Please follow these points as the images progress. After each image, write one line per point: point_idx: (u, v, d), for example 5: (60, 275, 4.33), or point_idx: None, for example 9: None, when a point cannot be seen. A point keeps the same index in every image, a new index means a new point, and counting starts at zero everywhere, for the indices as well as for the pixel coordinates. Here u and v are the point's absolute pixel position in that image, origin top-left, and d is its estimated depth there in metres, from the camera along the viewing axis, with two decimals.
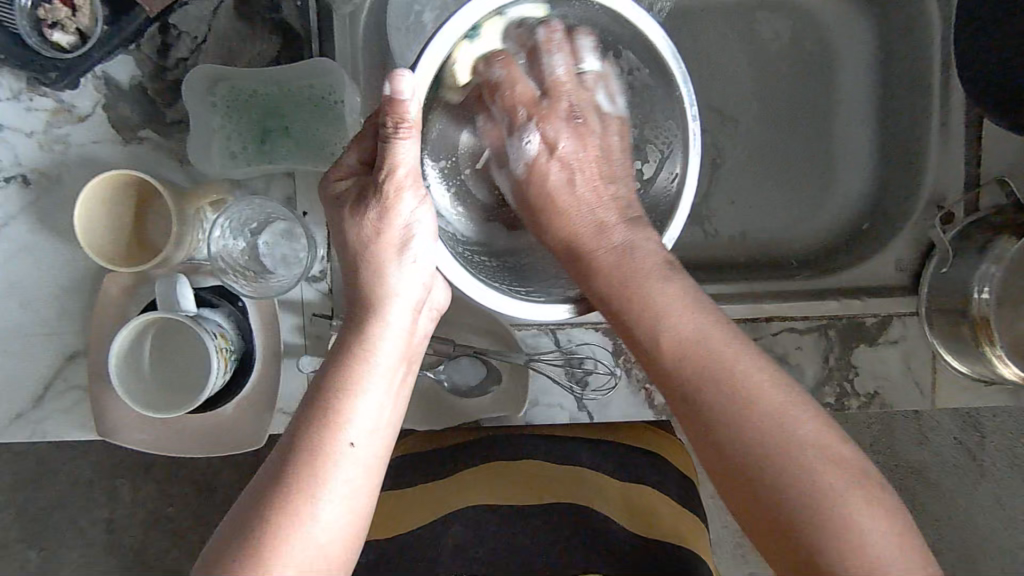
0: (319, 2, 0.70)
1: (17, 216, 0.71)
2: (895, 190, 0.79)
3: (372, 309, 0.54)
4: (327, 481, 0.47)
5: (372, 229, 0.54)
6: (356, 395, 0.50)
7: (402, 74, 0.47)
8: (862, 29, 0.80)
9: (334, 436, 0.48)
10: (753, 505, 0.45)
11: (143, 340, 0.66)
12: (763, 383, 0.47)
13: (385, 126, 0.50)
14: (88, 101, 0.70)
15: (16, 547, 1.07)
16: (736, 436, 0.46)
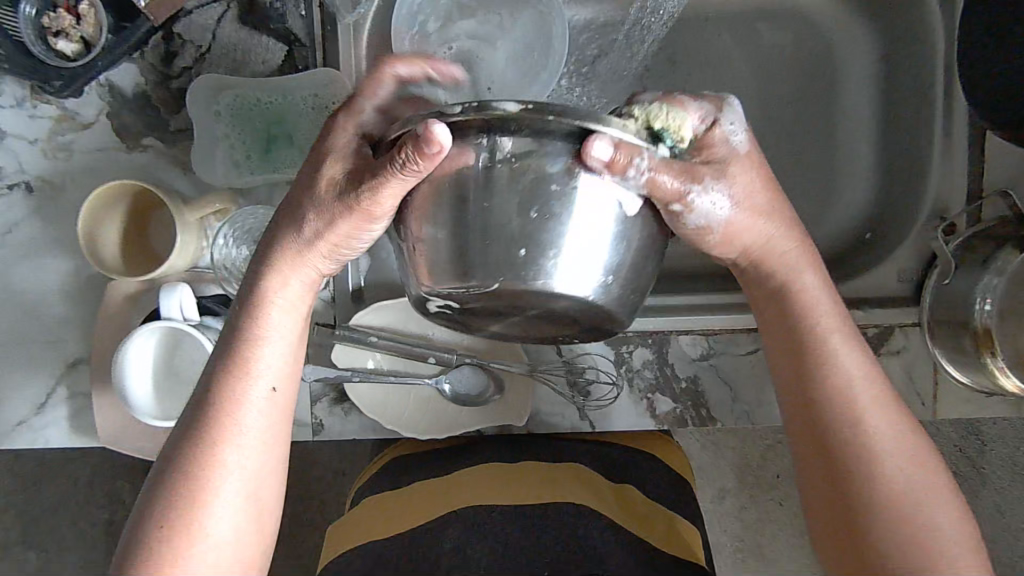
0: (323, 11, 0.70)
1: (21, 222, 0.71)
2: (897, 199, 0.79)
3: (282, 255, 0.53)
4: (238, 428, 0.51)
5: (334, 213, 0.50)
6: (260, 343, 0.52)
7: (440, 127, 0.41)
8: (865, 40, 0.81)
9: (243, 384, 0.52)
10: (833, 493, 0.51)
11: (135, 355, 0.65)
12: (874, 395, 0.53)
13: (393, 158, 0.44)
14: (92, 109, 0.70)
15: (16, 548, 1.07)
16: (847, 427, 0.52)
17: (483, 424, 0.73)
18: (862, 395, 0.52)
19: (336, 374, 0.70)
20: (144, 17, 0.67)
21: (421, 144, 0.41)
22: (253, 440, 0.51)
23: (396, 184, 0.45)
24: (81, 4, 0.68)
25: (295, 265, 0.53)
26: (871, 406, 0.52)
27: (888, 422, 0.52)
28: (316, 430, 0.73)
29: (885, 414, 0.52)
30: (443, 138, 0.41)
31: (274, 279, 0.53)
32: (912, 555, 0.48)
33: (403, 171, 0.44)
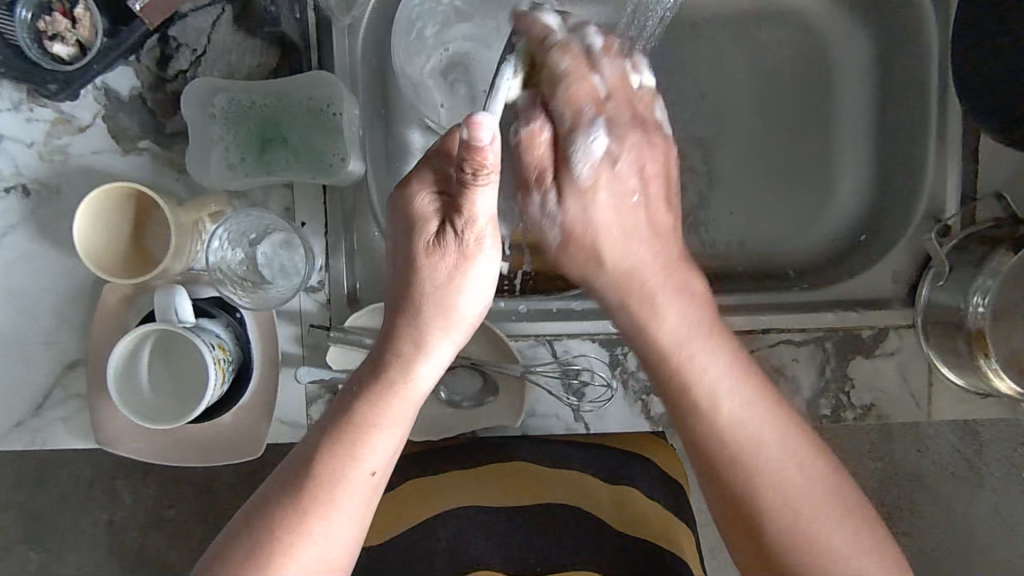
0: (318, 17, 0.71)
1: (17, 225, 0.71)
2: (892, 201, 0.79)
3: (416, 339, 0.52)
4: (337, 505, 0.50)
5: (445, 271, 0.50)
6: (378, 428, 0.51)
7: (481, 121, 0.43)
8: (860, 41, 0.81)
9: (353, 465, 0.50)
10: (730, 512, 0.52)
11: (132, 372, 0.65)
12: (741, 401, 0.52)
13: (463, 172, 0.46)
14: (88, 112, 0.70)
15: (17, 547, 1.08)
16: (715, 444, 0.52)
17: (474, 426, 0.73)
18: (726, 402, 0.52)
19: (332, 375, 0.70)
20: (140, 20, 0.67)
21: (474, 154, 0.44)
22: (349, 516, 0.51)
23: (483, 197, 0.47)
24: (76, 8, 0.68)
25: (424, 341, 0.52)
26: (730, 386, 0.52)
27: (744, 399, 0.52)
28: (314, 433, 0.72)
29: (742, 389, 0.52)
30: (490, 133, 0.43)
31: (406, 358, 0.52)
32: (796, 556, 0.50)
33: (480, 185, 0.46)
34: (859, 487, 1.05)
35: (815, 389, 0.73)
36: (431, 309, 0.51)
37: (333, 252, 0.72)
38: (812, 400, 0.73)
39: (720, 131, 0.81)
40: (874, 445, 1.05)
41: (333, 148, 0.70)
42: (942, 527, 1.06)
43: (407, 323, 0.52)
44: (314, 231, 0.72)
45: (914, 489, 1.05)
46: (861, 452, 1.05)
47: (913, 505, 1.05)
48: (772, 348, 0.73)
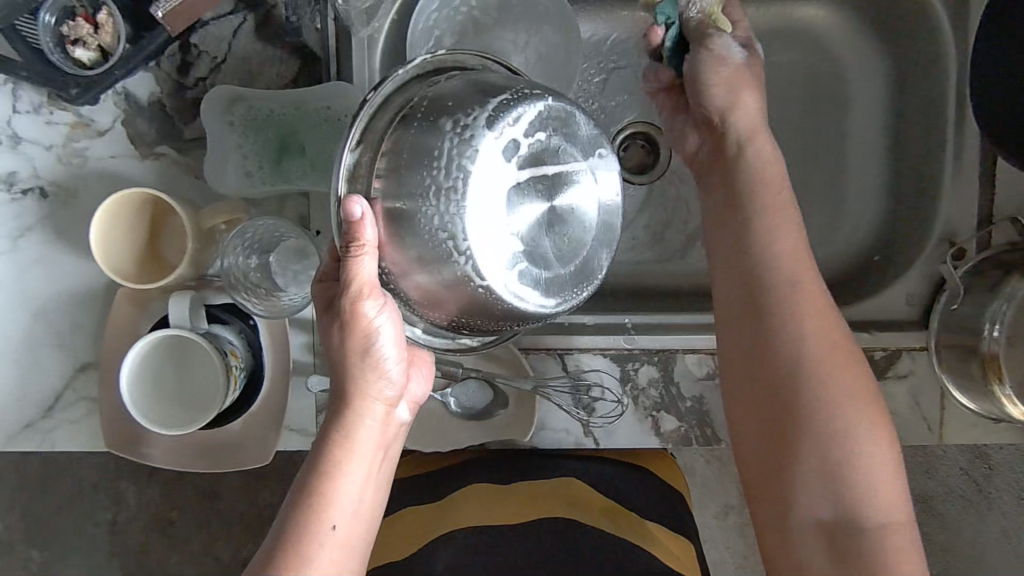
0: (337, 27, 0.70)
1: (33, 228, 0.72)
2: (907, 223, 0.78)
3: (351, 401, 0.53)
4: (310, 570, 0.49)
5: (338, 336, 0.53)
6: (336, 484, 0.51)
7: (354, 200, 0.48)
8: (877, 62, 0.80)
9: (317, 527, 0.50)
10: (778, 384, 0.54)
11: (136, 382, 0.65)
12: (808, 303, 0.55)
13: (341, 248, 0.49)
14: (107, 117, 0.71)
15: (20, 546, 1.08)
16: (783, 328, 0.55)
17: (483, 439, 0.73)
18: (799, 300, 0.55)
19: None
20: (163, 26, 0.67)
21: (349, 225, 0.48)
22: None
23: (362, 264, 0.49)
24: (99, 13, 0.67)
25: (358, 408, 0.53)
26: (806, 274, 0.56)
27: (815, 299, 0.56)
28: None
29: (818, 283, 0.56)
30: (361, 206, 0.48)
31: (347, 423, 0.53)
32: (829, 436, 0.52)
33: (357, 255, 0.49)
34: None
35: None
36: (358, 380, 0.53)
37: None
38: None
39: None
40: None
41: None
42: (949, 550, 1.05)
43: (340, 400, 0.53)
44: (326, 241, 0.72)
45: (922, 511, 1.04)
46: None
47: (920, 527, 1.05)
48: None
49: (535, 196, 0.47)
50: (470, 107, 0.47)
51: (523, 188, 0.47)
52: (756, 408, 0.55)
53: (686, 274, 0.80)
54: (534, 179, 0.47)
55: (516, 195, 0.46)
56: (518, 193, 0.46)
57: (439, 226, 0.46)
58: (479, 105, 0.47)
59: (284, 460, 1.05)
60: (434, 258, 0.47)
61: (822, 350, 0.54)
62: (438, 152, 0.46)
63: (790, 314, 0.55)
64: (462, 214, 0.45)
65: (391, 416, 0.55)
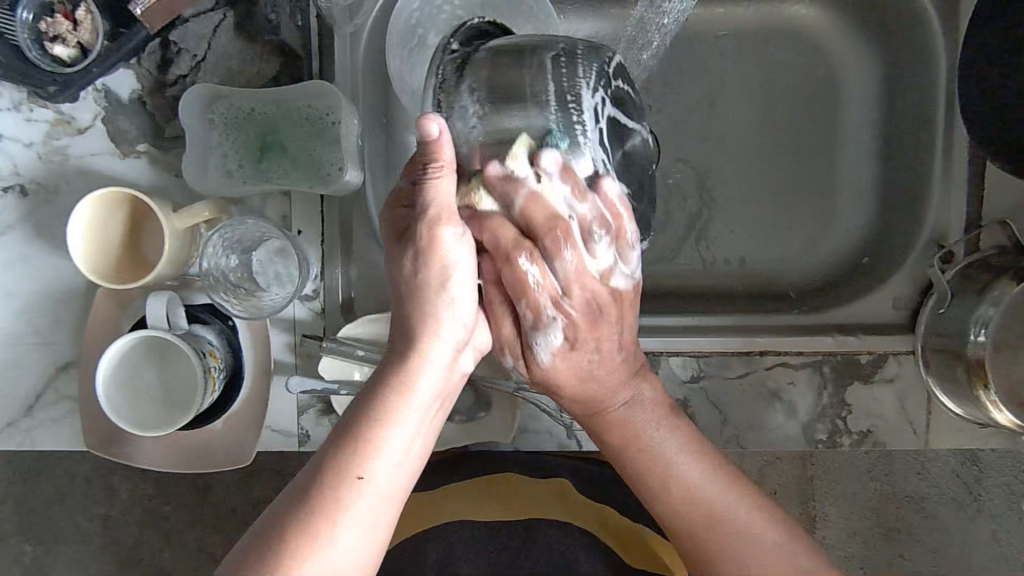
0: (321, 24, 0.70)
1: (14, 225, 0.72)
2: (895, 224, 0.78)
3: (418, 339, 0.54)
4: (343, 513, 0.48)
5: (409, 267, 0.54)
6: (390, 425, 0.51)
7: (428, 118, 0.50)
8: (868, 61, 0.80)
9: (360, 466, 0.49)
10: None
11: (119, 387, 0.65)
12: (697, 475, 0.58)
13: (420, 169, 0.51)
14: (88, 114, 0.71)
15: (12, 540, 1.08)
16: (673, 508, 0.58)
17: (471, 440, 0.72)
18: (706, 494, 0.57)
19: (322, 386, 0.69)
20: (141, 24, 0.66)
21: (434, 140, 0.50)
22: (354, 528, 0.48)
23: (441, 186, 0.51)
24: (78, 10, 0.67)
25: (421, 348, 0.54)
26: (677, 451, 0.59)
27: (701, 466, 0.59)
28: (303, 440, 0.72)
29: (689, 461, 0.59)
30: (436, 124, 0.50)
31: (410, 366, 0.53)
32: None
33: (436, 174, 0.51)
34: (857, 507, 1.04)
35: (811, 414, 0.73)
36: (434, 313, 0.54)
37: (328, 261, 0.72)
38: (807, 426, 0.73)
39: (723, 148, 0.80)
40: (874, 466, 1.03)
41: (330, 157, 0.69)
42: (940, 551, 1.04)
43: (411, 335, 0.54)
44: (309, 239, 0.72)
45: (913, 512, 1.04)
46: (861, 472, 1.03)
47: (911, 528, 1.04)
48: (769, 371, 0.73)
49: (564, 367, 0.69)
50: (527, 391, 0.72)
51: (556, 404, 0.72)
52: None
53: (673, 275, 0.80)
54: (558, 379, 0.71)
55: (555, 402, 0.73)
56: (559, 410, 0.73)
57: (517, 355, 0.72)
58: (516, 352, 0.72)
59: (272, 455, 1.05)
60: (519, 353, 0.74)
61: (717, 506, 0.57)
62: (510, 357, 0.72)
63: (662, 489, 0.58)
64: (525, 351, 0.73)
65: (456, 366, 0.56)
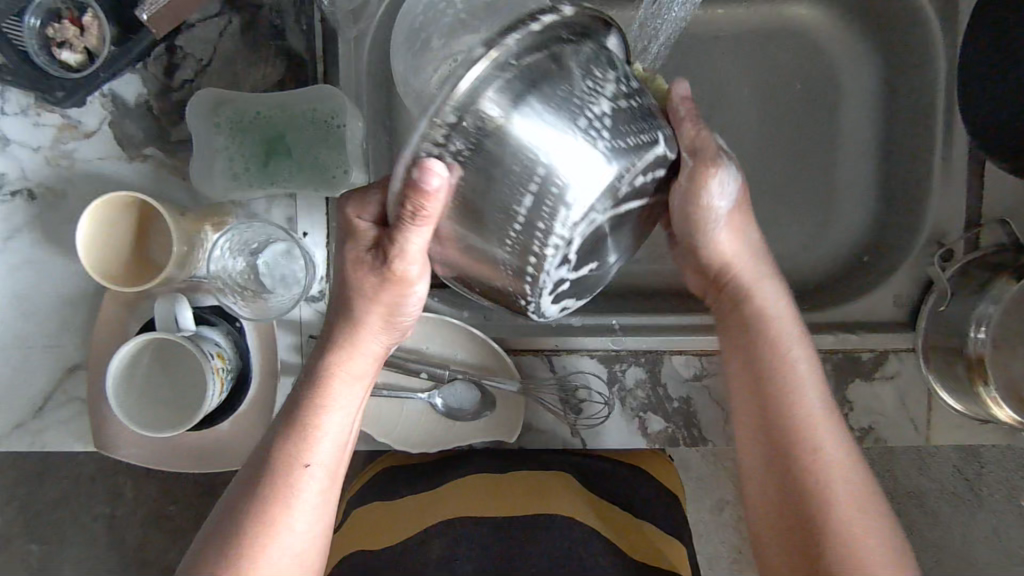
0: (325, 28, 0.71)
1: (23, 228, 0.73)
2: (896, 222, 0.78)
3: (351, 335, 0.55)
4: (297, 502, 0.52)
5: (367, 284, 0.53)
6: (328, 413, 0.54)
7: (432, 162, 0.42)
8: (869, 60, 0.80)
9: (305, 456, 0.53)
10: (796, 517, 0.54)
11: (127, 388, 0.66)
12: (819, 406, 0.56)
13: (402, 212, 0.45)
14: (94, 118, 0.71)
15: (18, 540, 1.08)
16: (786, 419, 0.56)
17: (470, 439, 0.73)
18: (818, 415, 0.56)
19: None
20: (147, 29, 0.67)
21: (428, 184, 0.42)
22: (307, 515, 0.52)
23: (419, 233, 0.47)
24: (85, 16, 0.68)
25: (357, 342, 0.55)
26: (810, 379, 0.57)
27: (819, 395, 0.57)
28: None
29: (822, 394, 0.57)
30: (439, 175, 0.42)
31: (344, 357, 0.55)
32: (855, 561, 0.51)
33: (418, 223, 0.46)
34: None
35: None
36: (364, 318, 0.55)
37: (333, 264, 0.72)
38: None
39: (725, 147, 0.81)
40: (875, 461, 1.04)
41: (335, 160, 0.71)
42: (941, 546, 1.05)
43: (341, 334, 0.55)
44: (314, 241, 0.72)
45: (913, 507, 1.05)
46: None
47: (912, 522, 1.05)
48: None
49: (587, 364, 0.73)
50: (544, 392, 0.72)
51: (572, 410, 0.73)
52: (767, 527, 0.56)
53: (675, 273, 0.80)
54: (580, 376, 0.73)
55: (569, 406, 0.73)
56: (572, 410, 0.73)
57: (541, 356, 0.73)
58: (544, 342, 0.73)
59: None
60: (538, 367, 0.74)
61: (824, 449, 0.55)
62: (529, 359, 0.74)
63: (784, 396, 0.56)
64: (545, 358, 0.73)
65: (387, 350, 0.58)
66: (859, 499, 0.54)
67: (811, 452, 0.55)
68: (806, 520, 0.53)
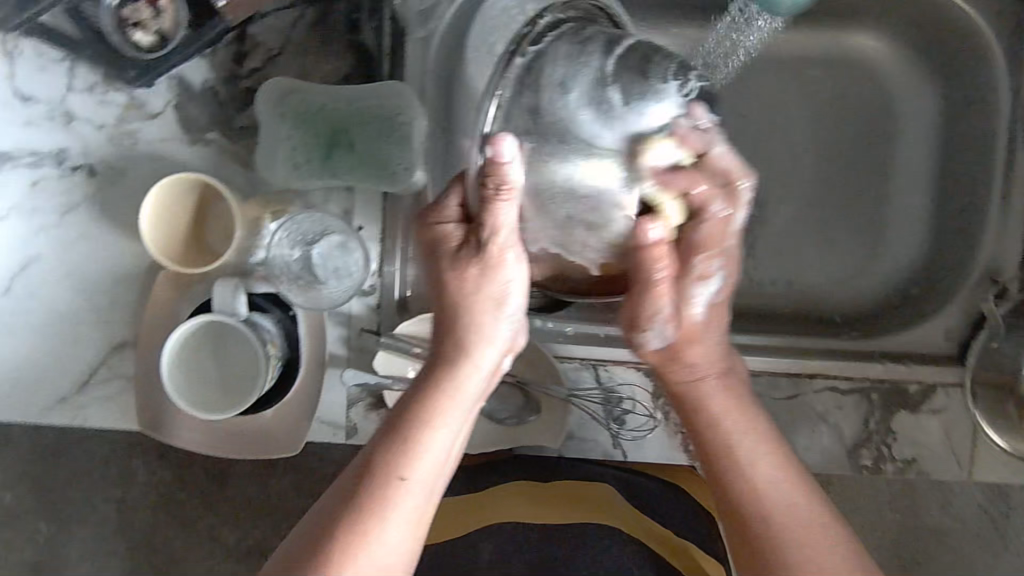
0: (395, 25, 0.71)
1: (82, 204, 0.73)
2: (948, 256, 0.78)
3: (466, 348, 0.56)
4: (395, 512, 0.51)
5: (472, 281, 0.56)
6: (435, 427, 0.53)
7: (504, 138, 0.48)
8: (928, 93, 0.80)
9: (407, 466, 0.52)
10: (745, 526, 0.53)
11: (180, 368, 0.66)
12: (731, 410, 0.58)
13: (487, 190, 0.50)
14: (161, 100, 0.72)
15: (27, 518, 1.08)
16: (715, 424, 0.57)
17: (513, 443, 0.73)
18: (727, 419, 0.57)
19: (376, 380, 0.71)
20: (221, 16, 0.67)
21: (703, 212, 0.56)
22: (404, 528, 0.51)
23: (507, 209, 0.51)
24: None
25: (471, 352, 0.56)
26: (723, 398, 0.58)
27: (732, 408, 0.58)
28: (350, 434, 0.73)
29: (734, 407, 0.58)
30: (509, 147, 0.48)
31: (458, 369, 0.56)
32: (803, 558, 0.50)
33: (502, 200, 0.51)
34: (878, 537, 1.04)
35: (856, 438, 0.73)
36: (477, 320, 0.56)
37: (388, 259, 0.73)
38: (852, 450, 0.73)
39: (778, 169, 0.81)
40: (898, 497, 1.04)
41: (398, 157, 0.70)
42: None
43: (455, 343, 0.57)
44: (370, 235, 0.72)
45: (934, 547, 1.04)
46: (883, 504, 1.03)
47: (932, 562, 1.04)
48: (818, 395, 0.73)
49: (632, 374, 0.73)
50: (588, 401, 0.73)
51: (614, 420, 0.73)
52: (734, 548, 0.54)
53: None
54: (625, 384, 0.73)
55: (614, 416, 0.73)
56: (616, 421, 0.73)
57: (586, 366, 0.73)
58: (587, 350, 0.74)
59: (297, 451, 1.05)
60: (579, 376, 0.74)
61: (744, 445, 0.55)
62: (573, 368, 0.74)
63: (696, 406, 0.59)
64: (589, 366, 0.73)
65: (500, 366, 0.58)
66: (819, 535, 0.51)
67: (751, 463, 0.54)
68: (747, 538, 0.52)
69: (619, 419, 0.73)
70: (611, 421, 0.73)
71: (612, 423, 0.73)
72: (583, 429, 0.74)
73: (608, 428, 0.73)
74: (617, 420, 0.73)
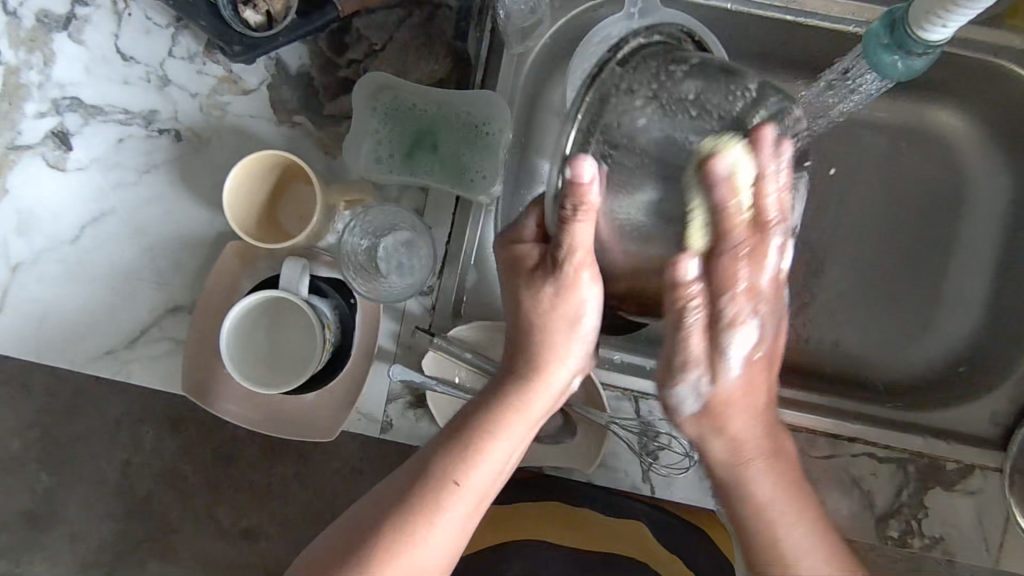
0: (495, 39, 0.73)
1: (161, 166, 0.75)
2: (999, 342, 0.78)
3: (537, 365, 0.56)
4: (442, 516, 0.52)
5: (547, 301, 0.55)
6: (493, 437, 0.54)
7: (583, 158, 0.46)
8: (1001, 181, 0.81)
9: (460, 473, 0.53)
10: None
11: (233, 338, 0.67)
12: (763, 469, 0.54)
13: (564, 209, 0.48)
14: (257, 78, 0.74)
15: (34, 465, 1.08)
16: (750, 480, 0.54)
17: (547, 461, 0.73)
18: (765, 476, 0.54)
19: (421, 379, 0.71)
20: (333, 6, 0.70)
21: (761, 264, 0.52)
22: (447, 532, 0.52)
23: (581, 229, 0.49)
24: None
25: (543, 370, 0.56)
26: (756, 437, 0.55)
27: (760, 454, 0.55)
28: (384, 428, 0.73)
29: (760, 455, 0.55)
30: (591, 167, 0.46)
31: (527, 382, 0.56)
32: None
33: (579, 219, 0.49)
34: None
35: (887, 508, 0.73)
36: (551, 339, 0.56)
37: (449, 263, 0.73)
38: (882, 519, 0.72)
39: (841, 231, 0.82)
40: None
41: (478, 163, 0.73)
42: None
43: (527, 362, 0.56)
44: (437, 235, 0.73)
45: None
46: None
47: None
48: (855, 459, 0.73)
49: None
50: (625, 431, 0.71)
51: (648, 454, 0.72)
52: None
53: None
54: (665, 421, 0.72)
55: (649, 450, 0.72)
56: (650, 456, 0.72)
57: (628, 396, 0.73)
58: (632, 382, 0.73)
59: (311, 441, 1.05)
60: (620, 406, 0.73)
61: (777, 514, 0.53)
62: (615, 397, 0.73)
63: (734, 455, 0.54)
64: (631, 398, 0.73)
65: (567, 388, 0.58)
66: None
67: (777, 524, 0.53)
68: None
69: (653, 453, 0.72)
70: (646, 454, 0.72)
71: (647, 456, 0.72)
72: (616, 458, 0.72)
73: (642, 462, 0.71)
74: (651, 455, 0.72)
